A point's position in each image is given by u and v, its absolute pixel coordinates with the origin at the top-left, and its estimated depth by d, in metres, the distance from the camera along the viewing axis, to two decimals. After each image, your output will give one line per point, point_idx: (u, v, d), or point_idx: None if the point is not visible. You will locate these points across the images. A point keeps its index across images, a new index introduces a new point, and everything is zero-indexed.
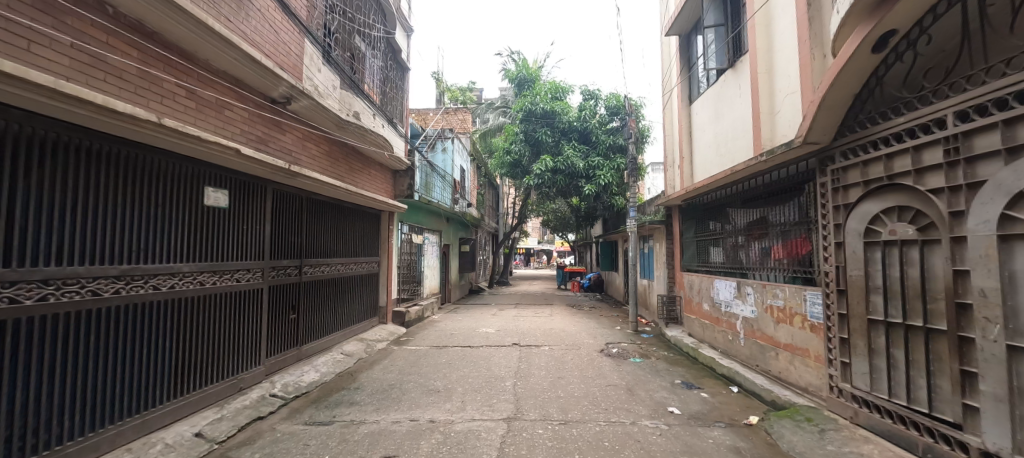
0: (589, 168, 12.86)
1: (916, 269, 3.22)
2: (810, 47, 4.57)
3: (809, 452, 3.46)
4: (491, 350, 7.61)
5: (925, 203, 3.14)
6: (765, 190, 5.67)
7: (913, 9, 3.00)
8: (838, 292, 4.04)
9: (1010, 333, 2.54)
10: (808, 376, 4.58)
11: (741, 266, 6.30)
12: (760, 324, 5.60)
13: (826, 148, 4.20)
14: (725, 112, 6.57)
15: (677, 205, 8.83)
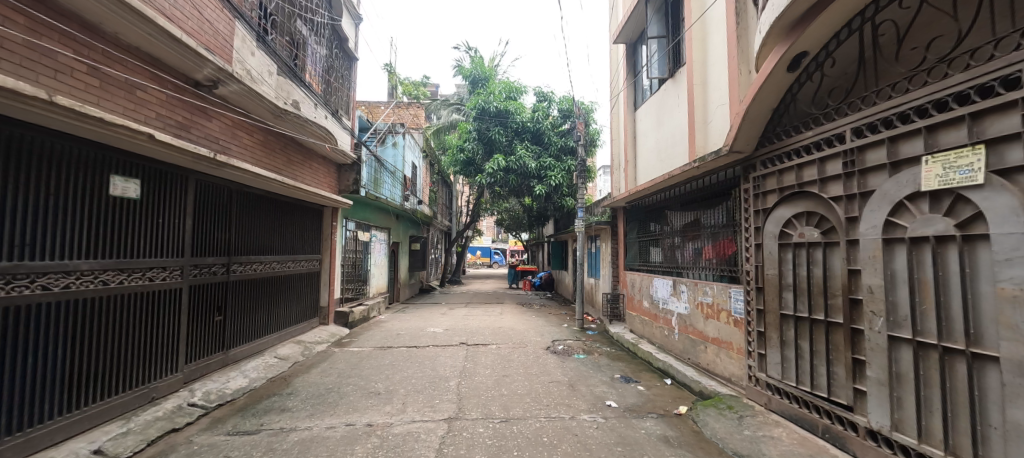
0: (541, 169, 13.03)
1: (821, 268, 3.58)
2: (737, 63, 4.94)
3: (728, 437, 3.75)
4: (438, 350, 7.48)
5: (828, 209, 3.50)
6: (699, 195, 6.05)
7: (821, 34, 3.32)
8: (757, 289, 4.41)
9: (890, 325, 2.88)
10: (731, 367, 4.95)
11: (677, 265, 6.67)
12: (692, 320, 5.96)
13: (749, 157, 4.56)
14: (665, 119, 6.95)
15: (622, 207, 9.20)
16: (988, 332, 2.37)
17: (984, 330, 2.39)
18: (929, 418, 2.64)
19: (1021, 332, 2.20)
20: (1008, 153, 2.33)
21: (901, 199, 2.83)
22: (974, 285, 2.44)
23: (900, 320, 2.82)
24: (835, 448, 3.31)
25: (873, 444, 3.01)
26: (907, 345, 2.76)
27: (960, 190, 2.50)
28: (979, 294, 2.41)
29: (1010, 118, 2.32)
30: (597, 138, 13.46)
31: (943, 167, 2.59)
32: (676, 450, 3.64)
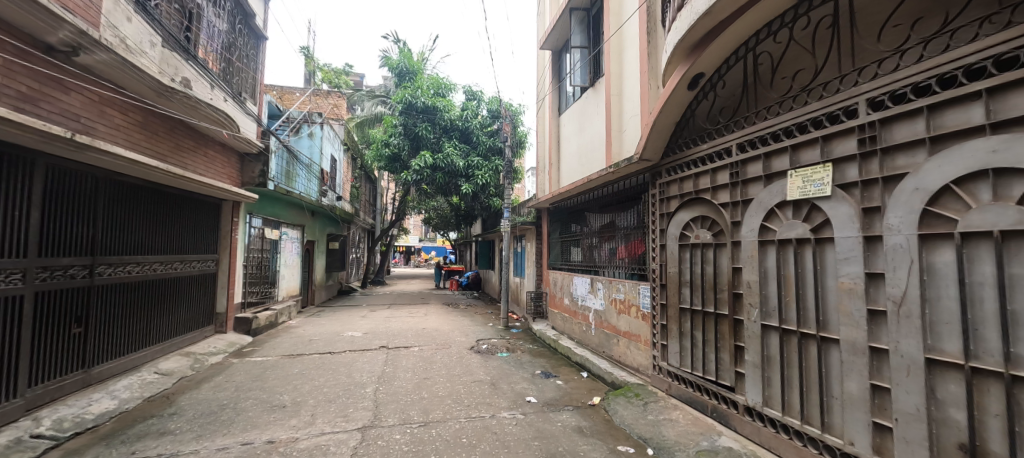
0: (469, 168, 12.92)
1: (712, 266, 4.01)
2: (648, 78, 5.36)
3: (635, 423, 4.07)
4: (355, 355, 7.06)
5: (718, 214, 3.94)
6: (614, 198, 6.45)
7: (714, 58, 3.70)
8: (661, 286, 4.82)
9: (763, 314, 3.32)
10: (639, 357, 5.37)
11: (594, 264, 7.04)
12: (607, 315, 6.34)
13: (656, 165, 4.96)
14: (586, 126, 7.31)
15: (546, 208, 9.49)
16: (831, 319, 2.79)
17: (829, 318, 2.81)
18: (789, 393, 3.07)
19: (854, 318, 2.59)
20: (847, 170, 2.71)
21: (772, 207, 3.27)
22: (823, 279, 2.87)
23: (770, 311, 3.27)
24: (720, 425, 3.74)
25: (750, 419, 3.44)
26: (774, 332, 3.21)
27: (814, 201, 2.92)
28: (827, 288, 2.84)
29: (849, 142, 2.71)
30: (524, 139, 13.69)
31: (803, 181, 2.99)
32: (589, 439, 3.84)
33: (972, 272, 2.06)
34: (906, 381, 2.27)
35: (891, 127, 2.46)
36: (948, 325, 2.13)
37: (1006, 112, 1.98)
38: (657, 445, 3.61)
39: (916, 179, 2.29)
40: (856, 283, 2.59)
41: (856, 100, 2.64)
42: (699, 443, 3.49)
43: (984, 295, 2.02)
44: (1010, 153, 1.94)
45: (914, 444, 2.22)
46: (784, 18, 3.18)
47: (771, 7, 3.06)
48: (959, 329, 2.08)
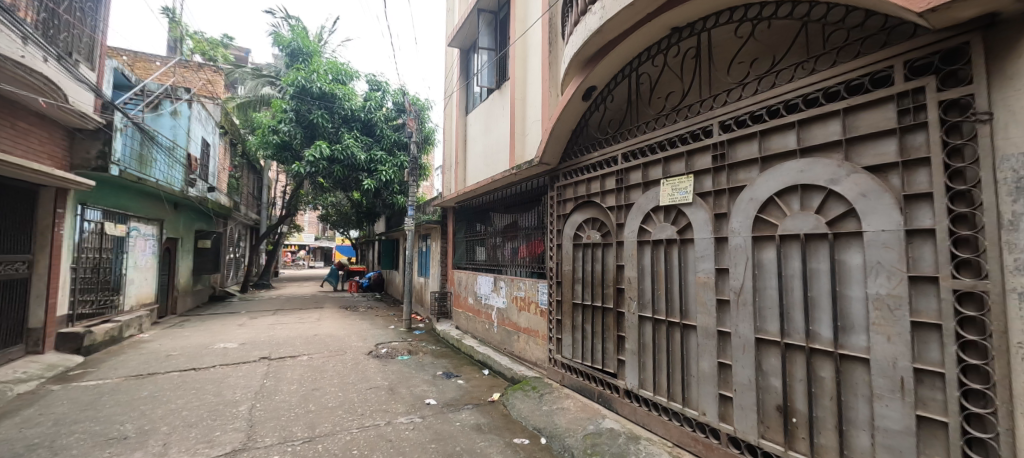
0: (371, 162, 12.19)
1: (600, 264, 4.37)
2: (549, 87, 5.65)
3: (530, 415, 4.25)
4: (229, 370, 6.18)
5: (606, 216, 4.31)
6: (517, 199, 6.64)
7: (604, 74, 4.04)
8: (557, 283, 5.11)
9: (640, 307, 3.71)
10: (536, 351, 5.62)
11: (497, 263, 7.18)
12: (509, 313, 6.51)
13: (554, 169, 5.24)
14: (492, 127, 7.42)
15: (452, 207, 9.41)
16: (691, 308, 3.23)
17: (689, 307, 3.25)
18: (659, 375, 3.48)
19: (707, 306, 3.03)
20: (704, 181, 3.17)
21: (648, 210, 3.68)
22: (685, 274, 3.31)
23: (645, 303, 3.66)
24: (605, 409, 4.10)
25: (629, 401, 3.82)
26: (648, 321, 3.61)
27: (680, 206, 3.36)
28: (688, 282, 3.28)
29: (706, 157, 3.16)
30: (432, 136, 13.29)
31: (672, 189, 3.42)
32: (486, 435, 3.91)
33: (786, 267, 2.54)
34: (743, 358, 2.73)
35: (736, 147, 2.92)
36: (770, 310, 2.60)
37: (810, 141, 2.44)
38: (549, 434, 3.83)
39: (751, 191, 2.76)
40: (709, 277, 3.03)
41: (711, 122, 3.09)
42: (586, 427, 3.78)
43: (794, 284, 2.49)
44: (812, 173, 2.40)
45: (747, 409, 2.68)
46: (659, 45, 3.59)
47: (648, 34, 3.44)
48: (777, 312, 2.55)
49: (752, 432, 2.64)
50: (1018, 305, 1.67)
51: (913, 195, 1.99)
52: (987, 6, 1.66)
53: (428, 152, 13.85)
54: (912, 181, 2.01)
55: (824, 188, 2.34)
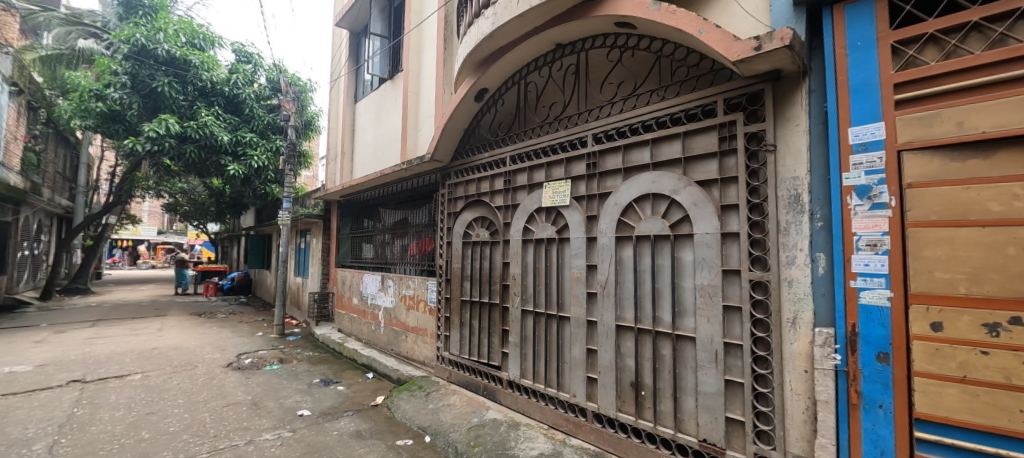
0: (236, 144, 10.56)
1: (488, 262, 4.51)
2: (442, 83, 5.62)
3: (415, 415, 4.21)
4: (19, 399, 4.81)
5: (494, 215, 4.46)
6: (407, 195, 6.44)
7: (495, 78, 4.19)
8: (446, 280, 5.12)
9: (523, 301, 3.95)
10: (424, 350, 5.56)
11: (386, 262, 6.88)
12: (397, 312, 6.30)
13: (446, 167, 5.24)
14: (383, 118, 7.07)
15: (336, 200, 8.72)
16: (566, 301, 3.55)
17: (564, 299, 3.57)
18: (537, 364, 3.76)
19: (579, 298, 3.37)
20: (579, 186, 3.51)
21: (532, 211, 3.93)
22: (562, 270, 3.63)
23: (528, 297, 3.91)
24: (489, 401, 4.25)
25: (511, 391, 4.03)
26: (530, 315, 3.86)
27: (559, 208, 3.66)
28: (564, 277, 3.60)
29: (581, 165, 3.51)
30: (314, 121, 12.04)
31: (553, 192, 3.71)
32: (366, 441, 3.75)
33: (640, 263, 2.96)
34: (606, 342, 3.10)
35: (605, 157, 3.31)
36: (627, 300, 3.01)
37: (660, 157, 2.90)
38: (434, 432, 3.84)
39: (615, 197, 3.15)
40: (581, 273, 3.38)
41: (586, 134, 3.44)
42: (470, 420, 3.89)
43: (645, 278, 2.93)
44: (661, 184, 2.85)
45: (608, 387, 3.06)
46: (545, 58, 3.87)
47: (536, 47, 3.69)
48: (633, 301, 2.96)
49: (611, 407, 3.02)
50: (788, 290, 2.22)
51: (728, 205, 2.50)
52: (775, 63, 2.18)
53: (311, 138, 12.56)
54: (728, 194, 2.52)
55: (669, 197, 2.80)
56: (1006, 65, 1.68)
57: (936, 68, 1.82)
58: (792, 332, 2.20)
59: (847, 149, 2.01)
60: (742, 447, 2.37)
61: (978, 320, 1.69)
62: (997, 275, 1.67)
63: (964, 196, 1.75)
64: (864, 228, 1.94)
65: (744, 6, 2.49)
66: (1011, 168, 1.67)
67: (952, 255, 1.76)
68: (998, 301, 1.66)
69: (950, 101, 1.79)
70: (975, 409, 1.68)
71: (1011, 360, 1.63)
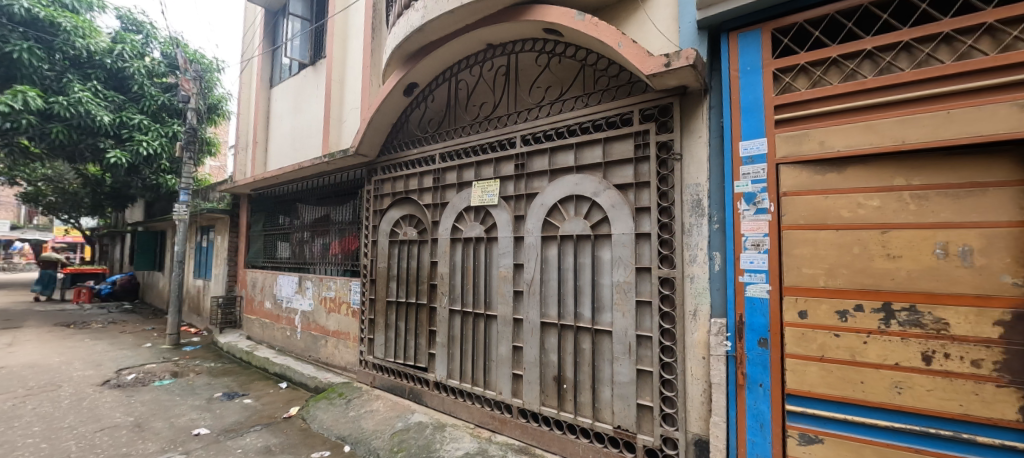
0: (120, 127, 9.09)
1: (415, 261, 4.40)
2: (370, 73, 5.38)
3: (334, 425, 3.97)
4: None
5: (422, 213, 4.37)
6: (328, 190, 6.04)
7: (425, 74, 4.09)
8: (371, 281, 4.90)
9: (450, 301, 3.91)
10: (346, 355, 5.26)
11: (304, 262, 6.39)
12: (316, 316, 5.89)
13: (372, 162, 5.02)
14: (302, 106, 6.57)
15: (246, 194, 7.92)
16: (493, 299, 3.58)
17: (492, 298, 3.60)
18: (464, 364, 3.74)
19: (506, 297, 3.42)
20: (508, 186, 3.57)
21: (461, 209, 3.91)
22: (490, 269, 3.66)
23: (455, 297, 3.88)
24: (415, 404, 4.14)
25: (438, 392, 3.96)
26: (458, 314, 3.84)
27: (488, 207, 3.69)
28: (492, 276, 3.63)
29: (510, 165, 3.57)
30: (221, 104, 10.81)
31: (482, 191, 3.73)
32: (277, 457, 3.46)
33: (563, 261, 3.09)
34: (531, 339, 3.19)
35: (533, 159, 3.40)
36: (551, 297, 3.13)
37: (583, 161, 3.05)
38: (354, 441, 3.65)
39: (542, 197, 3.26)
40: (508, 271, 3.43)
41: (515, 135, 3.51)
42: (394, 425, 3.76)
43: (568, 275, 3.06)
44: (583, 186, 3.00)
45: (533, 382, 3.15)
46: (476, 57, 3.88)
47: (467, 45, 3.68)
48: (556, 298, 3.08)
49: (535, 401, 3.12)
50: (691, 285, 2.46)
51: (642, 208, 2.71)
52: (681, 80, 2.41)
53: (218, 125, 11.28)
54: (641, 197, 2.73)
55: (591, 199, 2.96)
56: (855, 95, 2.01)
57: (806, 94, 2.12)
58: (693, 323, 2.44)
59: (738, 160, 2.28)
60: (650, 431, 2.57)
61: (833, 308, 2.02)
62: (847, 270, 2.00)
63: (825, 203, 2.07)
64: (750, 230, 2.22)
65: (657, 26, 2.72)
66: (858, 181, 2.01)
67: (816, 253, 2.08)
68: (847, 291, 2.00)
69: (816, 123, 2.10)
70: (829, 382, 2.00)
71: (855, 340, 1.97)
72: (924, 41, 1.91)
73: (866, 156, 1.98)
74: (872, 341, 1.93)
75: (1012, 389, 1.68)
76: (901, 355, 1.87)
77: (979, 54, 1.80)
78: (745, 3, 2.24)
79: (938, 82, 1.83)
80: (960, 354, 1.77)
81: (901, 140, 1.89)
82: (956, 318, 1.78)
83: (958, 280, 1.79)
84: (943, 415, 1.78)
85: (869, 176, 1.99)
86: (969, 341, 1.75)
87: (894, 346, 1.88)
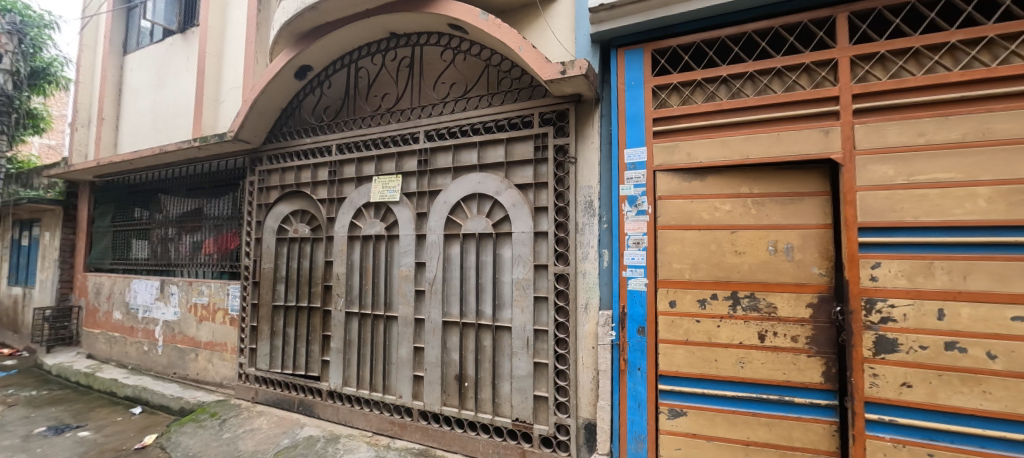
0: None
1: (307, 261, 4.03)
2: (254, 50, 4.79)
3: (203, 450, 3.46)
4: None
5: (316, 209, 4.01)
6: (199, 180, 5.21)
7: (320, 56, 3.74)
8: (254, 284, 4.36)
9: (347, 303, 3.66)
10: (222, 369, 4.61)
11: (168, 263, 5.45)
12: (182, 326, 5.05)
13: (256, 149, 4.46)
14: (167, 80, 5.58)
15: (89, 181, 6.49)
16: (394, 300, 3.44)
17: (393, 299, 3.45)
18: (362, 369, 3.53)
19: (407, 297, 3.31)
20: (410, 183, 3.45)
21: (359, 206, 3.68)
22: (390, 269, 3.50)
23: (353, 299, 3.64)
24: (305, 417, 3.79)
25: (331, 402, 3.67)
26: (355, 317, 3.60)
27: (388, 204, 3.52)
28: (393, 275, 3.48)
29: (413, 161, 3.46)
30: (57, 69, 8.46)
31: (382, 187, 3.54)
32: None
33: (466, 259, 3.09)
34: (432, 339, 3.13)
35: (436, 155, 3.33)
36: (453, 295, 3.11)
37: (486, 160, 3.08)
38: None
39: (445, 195, 3.21)
40: (410, 270, 3.32)
41: (418, 130, 3.40)
42: (279, 443, 3.40)
43: (470, 274, 3.06)
44: (486, 185, 3.03)
45: (434, 383, 3.10)
46: (378, 45, 3.68)
47: (368, 31, 3.46)
48: (459, 296, 3.07)
49: (436, 402, 3.07)
50: (583, 281, 2.64)
51: (540, 207, 2.83)
52: (576, 88, 2.56)
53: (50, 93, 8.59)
54: (540, 198, 2.84)
55: (493, 197, 3.00)
56: (715, 114, 2.34)
57: (677, 110, 2.40)
58: (584, 316, 2.62)
59: (623, 166, 2.51)
60: (546, 419, 2.70)
61: (696, 297, 2.33)
62: (706, 265, 2.33)
63: (690, 207, 2.37)
64: (633, 229, 2.46)
65: (556, 35, 2.86)
66: (715, 188, 2.34)
67: (683, 250, 2.37)
68: (706, 283, 2.32)
69: (684, 136, 2.40)
70: (692, 362, 2.31)
71: (711, 324, 2.29)
72: (764, 73, 2.29)
73: (721, 167, 2.32)
74: (723, 324, 2.27)
75: (817, 357, 2.11)
76: (744, 335, 2.23)
77: (800, 88, 2.22)
78: (630, 23, 2.46)
79: (772, 108, 2.22)
80: (784, 331, 2.17)
81: (746, 155, 2.25)
82: (781, 302, 2.19)
83: (783, 271, 2.19)
84: (772, 383, 2.17)
85: (724, 184, 2.33)
86: (790, 321, 2.16)
87: (739, 328, 2.24)
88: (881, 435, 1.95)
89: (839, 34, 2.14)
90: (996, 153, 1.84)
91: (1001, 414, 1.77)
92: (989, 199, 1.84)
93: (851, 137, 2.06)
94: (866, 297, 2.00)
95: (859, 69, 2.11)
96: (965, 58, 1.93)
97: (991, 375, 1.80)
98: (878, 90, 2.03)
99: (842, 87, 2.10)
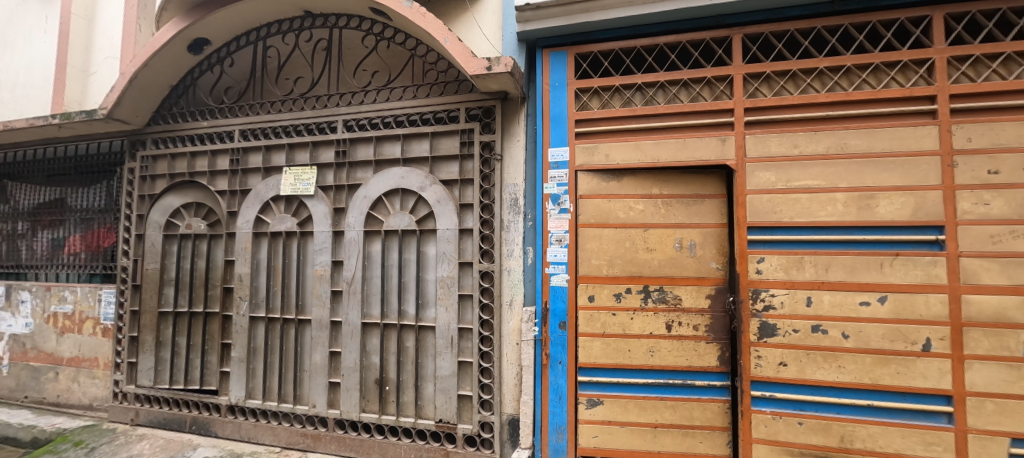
0: None
1: (203, 261, 3.56)
2: (136, 15, 4.11)
3: None
4: None
5: (214, 202, 3.56)
6: (60, 164, 4.35)
7: (220, 28, 3.31)
8: (133, 288, 3.74)
9: (252, 307, 3.30)
10: (91, 389, 3.90)
11: (17, 265, 4.48)
12: (37, 340, 4.19)
13: (138, 131, 3.84)
14: (15, 41, 4.58)
15: None
16: (307, 302, 3.18)
17: (307, 301, 3.19)
18: (270, 380, 3.20)
19: (322, 298, 3.07)
20: (326, 175, 3.21)
21: (267, 199, 3.33)
22: (304, 268, 3.23)
23: (259, 302, 3.29)
24: (200, 437, 3.36)
25: (231, 418, 3.28)
26: (261, 322, 3.26)
27: (302, 198, 3.24)
28: (306, 275, 3.22)
29: (330, 152, 3.22)
30: None
31: (294, 179, 3.25)
32: None
33: (388, 257, 2.95)
34: (350, 342, 2.94)
35: (356, 147, 3.14)
36: (373, 294, 2.96)
37: (410, 153, 2.97)
38: None
39: (365, 189, 3.03)
40: (325, 270, 3.09)
41: (336, 118, 3.16)
42: None
43: (393, 272, 2.94)
44: (409, 179, 2.92)
45: (352, 389, 2.91)
46: (291, 23, 3.36)
47: (278, 5, 3.15)
48: (380, 296, 2.93)
49: (355, 409, 2.89)
50: (507, 278, 2.66)
51: (465, 204, 2.80)
52: (502, 85, 2.56)
53: None
54: (466, 194, 2.81)
55: (417, 193, 2.90)
56: (631, 119, 2.48)
57: (597, 113, 2.52)
58: (509, 312, 2.65)
59: (547, 165, 2.56)
60: (470, 418, 2.68)
61: (612, 291, 2.46)
62: (622, 261, 2.47)
63: (608, 206, 2.50)
64: (555, 226, 2.52)
65: (483, 30, 2.84)
66: (630, 189, 2.48)
67: (601, 247, 2.49)
68: (621, 278, 2.46)
69: (603, 138, 2.52)
70: (608, 354, 2.44)
71: (626, 317, 2.44)
72: (673, 83, 2.48)
73: (635, 169, 2.47)
74: (636, 317, 2.42)
75: (713, 343, 2.35)
76: (653, 325, 2.40)
77: (703, 100, 2.43)
78: (555, 26, 2.51)
79: (680, 116, 2.41)
80: (687, 321, 2.38)
81: (656, 158, 2.42)
82: (685, 295, 2.39)
83: (687, 266, 2.40)
84: (677, 368, 2.37)
85: (638, 185, 2.48)
86: (692, 312, 2.38)
87: (649, 319, 2.41)
88: (763, 409, 2.23)
89: (735, 53, 2.38)
90: (850, 164, 2.18)
91: (851, 384, 2.12)
92: (846, 203, 2.17)
93: (743, 145, 2.31)
94: (753, 288, 2.26)
95: (750, 86, 2.37)
96: (830, 82, 2.26)
97: (844, 351, 2.14)
98: (764, 106, 2.30)
99: (736, 100, 2.34)
